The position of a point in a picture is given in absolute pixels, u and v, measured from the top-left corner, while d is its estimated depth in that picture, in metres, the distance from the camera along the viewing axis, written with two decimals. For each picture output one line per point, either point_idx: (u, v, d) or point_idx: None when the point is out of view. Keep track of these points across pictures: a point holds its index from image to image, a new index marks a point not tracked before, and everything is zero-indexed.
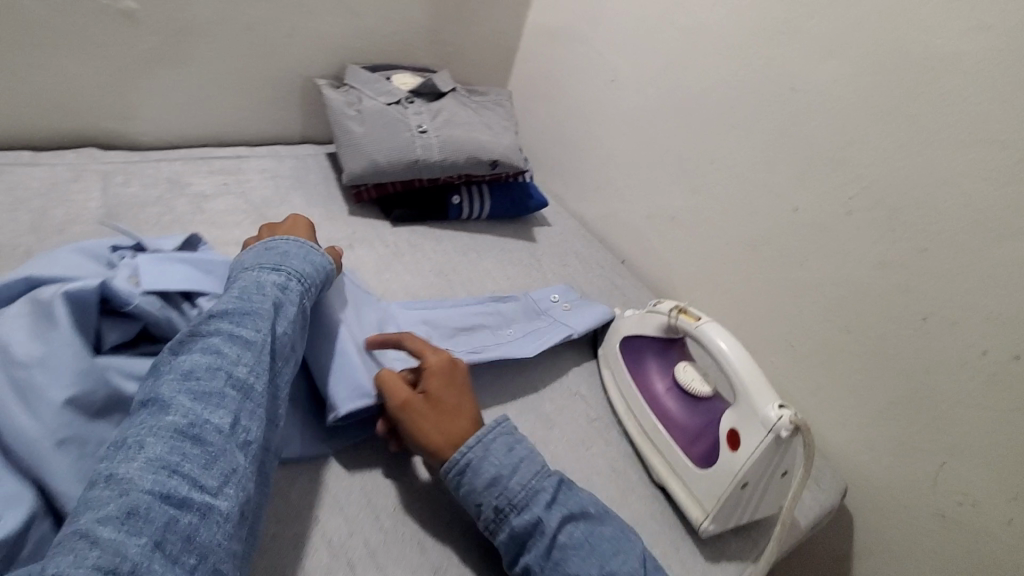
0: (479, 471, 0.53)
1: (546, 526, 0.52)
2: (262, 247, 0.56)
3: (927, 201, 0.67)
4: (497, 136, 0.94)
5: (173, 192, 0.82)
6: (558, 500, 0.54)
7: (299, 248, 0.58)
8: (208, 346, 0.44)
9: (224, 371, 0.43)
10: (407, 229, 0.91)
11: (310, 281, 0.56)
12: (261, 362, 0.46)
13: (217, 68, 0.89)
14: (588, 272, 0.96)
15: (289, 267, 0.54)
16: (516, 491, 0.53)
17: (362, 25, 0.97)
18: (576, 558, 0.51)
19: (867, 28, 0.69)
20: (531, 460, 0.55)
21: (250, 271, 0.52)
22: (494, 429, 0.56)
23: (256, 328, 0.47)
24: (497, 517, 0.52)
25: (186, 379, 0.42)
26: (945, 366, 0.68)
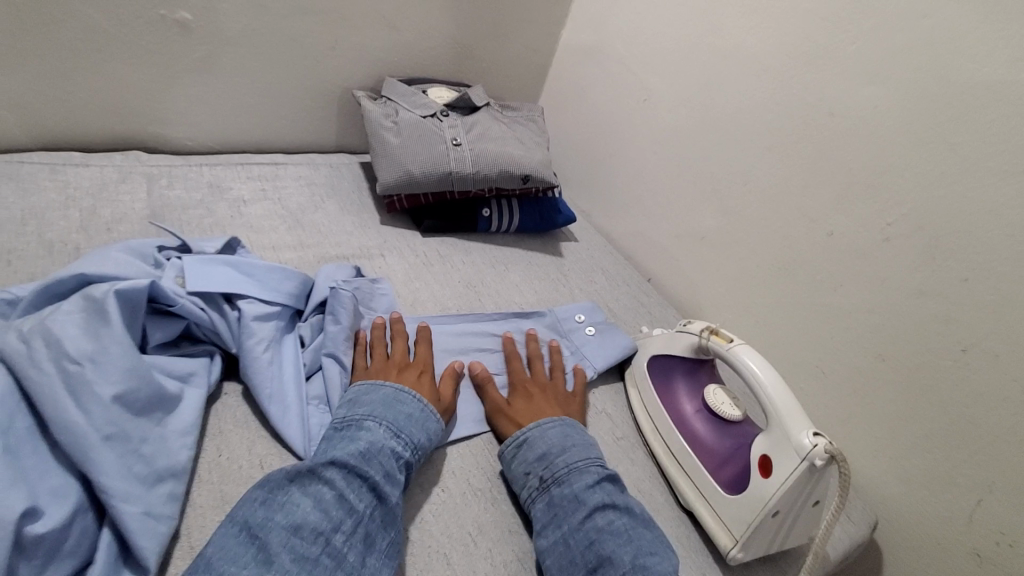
0: (534, 445, 0.60)
1: (585, 501, 0.55)
2: (393, 398, 0.58)
3: (970, 229, 0.65)
4: (529, 151, 0.95)
5: (213, 196, 0.85)
6: (601, 485, 0.58)
7: (422, 410, 0.59)
8: (320, 502, 0.47)
9: (326, 537, 0.45)
10: (436, 240, 0.92)
11: (428, 446, 0.57)
12: (359, 535, 0.47)
13: (262, 78, 0.92)
14: (614, 289, 0.96)
15: (415, 430, 0.56)
16: (561, 466, 0.58)
17: (401, 40, 0.99)
18: (611, 538, 0.52)
19: (908, 53, 0.68)
20: (583, 448, 0.61)
21: (373, 422, 0.55)
22: (557, 421, 0.64)
23: (363, 497, 0.49)
24: (540, 486, 0.57)
25: (294, 535, 0.44)
26: (987, 401, 0.65)
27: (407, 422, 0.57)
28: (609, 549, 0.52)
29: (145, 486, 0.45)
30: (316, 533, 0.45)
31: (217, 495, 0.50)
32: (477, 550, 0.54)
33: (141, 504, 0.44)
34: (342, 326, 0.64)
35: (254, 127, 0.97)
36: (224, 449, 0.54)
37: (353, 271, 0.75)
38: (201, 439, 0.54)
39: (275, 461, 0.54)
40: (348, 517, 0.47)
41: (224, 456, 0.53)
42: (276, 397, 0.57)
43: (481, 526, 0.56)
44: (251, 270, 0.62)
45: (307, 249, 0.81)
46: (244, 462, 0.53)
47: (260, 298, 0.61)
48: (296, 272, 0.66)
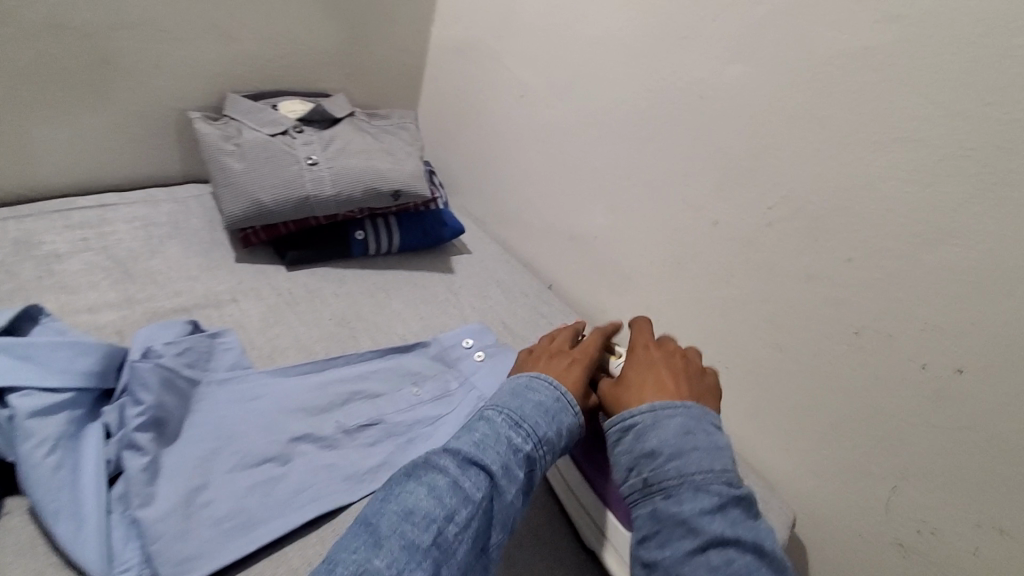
0: (643, 436, 0.48)
1: (699, 530, 0.42)
2: (524, 385, 0.53)
3: (848, 207, 0.61)
4: (400, 162, 0.86)
5: (16, 254, 0.71)
6: (727, 510, 0.44)
7: (558, 403, 0.51)
8: (434, 490, 0.42)
9: (439, 526, 0.40)
10: (303, 272, 0.82)
11: (558, 443, 0.50)
12: (476, 527, 0.42)
13: (70, 108, 0.78)
14: (511, 302, 0.89)
15: (551, 426, 0.50)
16: (672, 475, 0.45)
17: (242, 50, 0.88)
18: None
19: (769, 26, 0.64)
20: (710, 453, 0.46)
21: (495, 411, 0.49)
22: (679, 408, 0.49)
23: (479, 484, 0.44)
24: (643, 491, 0.46)
25: (405, 520, 0.40)
26: (886, 383, 0.62)
27: (558, 420, 0.51)
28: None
29: None
30: (427, 521, 0.40)
31: None
32: None
33: None
34: (147, 406, 0.52)
35: (72, 165, 0.83)
36: None
37: (187, 326, 0.63)
38: None
39: None
40: (461, 507, 0.42)
41: None
42: (66, 512, 0.46)
43: None
44: (29, 353, 0.50)
45: (136, 305, 0.68)
46: None
47: (42, 388, 0.49)
48: (98, 343, 0.55)
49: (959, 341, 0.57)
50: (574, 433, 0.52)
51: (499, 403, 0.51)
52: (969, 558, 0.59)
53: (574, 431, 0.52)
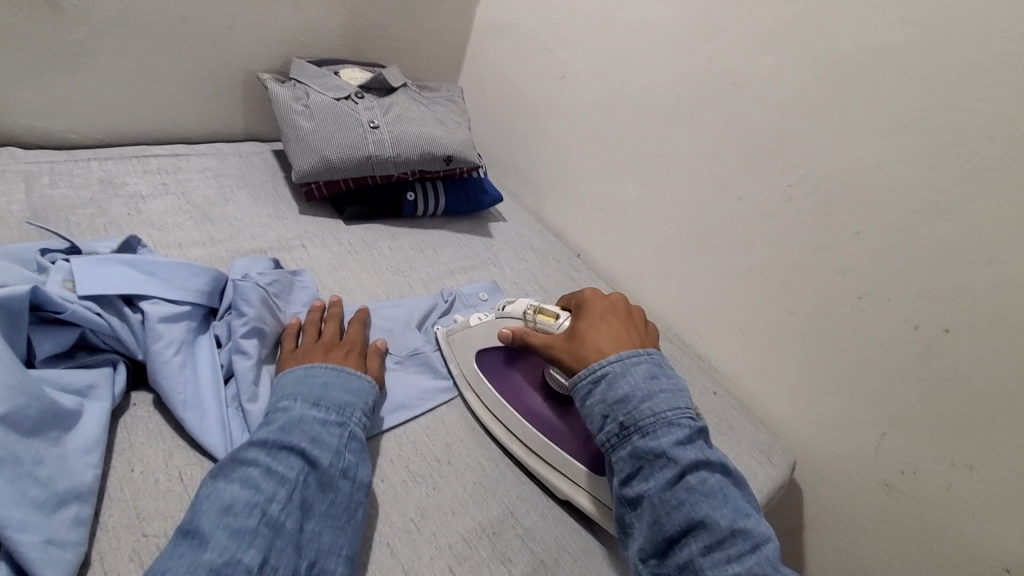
0: (615, 385, 0.55)
1: (675, 460, 0.50)
2: (305, 374, 0.57)
3: (860, 187, 0.70)
4: (451, 131, 0.94)
5: (106, 193, 0.78)
6: (693, 442, 0.52)
7: (339, 376, 0.58)
8: (249, 480, 0.46)
9: (262, 509, 0.44)
10: (360, 227, 0.89)
11: (359, 406, 0.57)
12: (293, 499, 0.46)
13: (151, 62, 0.84)
14: (544, 265, 0.97)
15: (341, 399, 0.56)
16: (646, 414, 0.53)
17: (307, 18, 0.94)
18: (705, 502, 0.48)
19: (801, 25, 0.72)
20: (672, 395, 0.54)
21: (291, 400, 0.54)
22: (643, 355, 0.57)
23: (291, 463, 0.48)
24: (621, 433, 0.53)
25: (225, 514, 0.43)
26: (883, 341, 0.72)
27: (358, 396, 0.58)
28: (702, 514, 0.48)
29: (45, 512, 0.42)
30: (249, 506, 0.44)
31: (131, 512, 0.47)
32: (422, 536, 0.54)
33: (42, 531, 0.40)
34: (250, 318, 0.60)
35: (148, 115, 0.89)
36: (136, 462, 0.50)
37: (271, 264, 0.72)
38: (109, 455, 0.50)
39: (195, 470, 0.51)
40: (280, 486, 0.46)
41: (137, 471, 0.50)
42: (191, 402, 0.54)
43: (423, 511, 0.56)
44: (155, 269, 0.58)
45: (218, 244, 0.76)
46: (160, 476, 0.50)
47: (166, 299, 0.57)
48: (206, 268, 0.62)
49: (948, 305, 0.66)
50: (370, 397, 0.59)
51: (292, 393, 0.55)
52: (943, 492, 0.69)
53: (368, 396, 0.59)
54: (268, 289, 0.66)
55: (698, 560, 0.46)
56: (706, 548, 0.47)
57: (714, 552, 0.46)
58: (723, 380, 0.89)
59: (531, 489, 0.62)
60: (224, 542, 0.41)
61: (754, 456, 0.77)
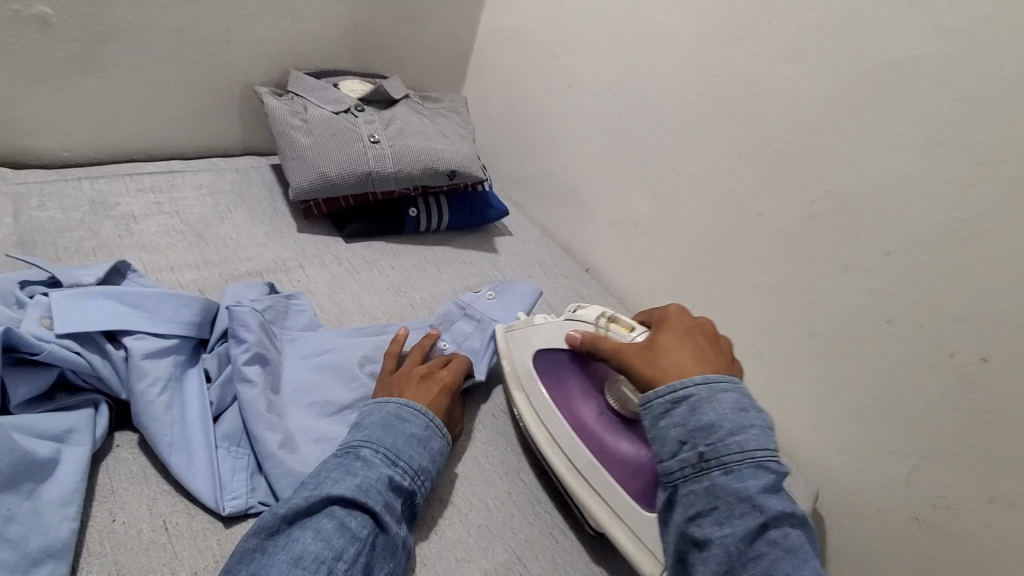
0: (700, 411, 0.50)
1: (761, 508, 0.46)
2: (395, 416, 0.55)
3: (889, 204, 0.66)
4: (454, 144, 0.90)
5: (97, 214, 0.75)
6: (778, 490, 0.47)
7: (426, 429, 0.56)
8: (321, 533, 0.44)
9: (329, 568, 0.42)
10: (361, 245, 0.86)
11: (430, 471, 0.54)
12: (359, 563, 0.44)
13: (144, 76, 0.82)
14: (552, 282, 0.94)
15: (418, 462, 0.53)
16: (732, 450, 0.48)
17: (306, 29, 0.91)
18: (788, 561, 0.45)
19: (825, 32, 0.68)
20: (762, 432, 0.49)
21: (370, 450, 0.51)
22: (731, 383, 0.52)
23: (365, 522, 0.46)
24: (699, 465, 0.49)
25: (294, 568, 0.41)
26: (914, 368, 0.67)
27: (430, 454, 0.55)
28: (783, 575, 0.44)
29: None
30: (318, 563, 0.42)
31: (111, 569, 0.44)
32: None
33: None
34: (249, 344, 0.57)
35: (144, 131, 0.86)
36: (118, 512, 0.47)
37: (265, 288, 0.69)
38: (87, 506, 0.46)
39: (180, 518, 0.48)
40: (348, 547, 0.44)
41: (118, 521, 0.46)
42: (179, 445, 0.50)
43: (424, 558, 0.52)
44: (140, 301, 0.54)
45: (213, 267, 0.73)
46: (142, 526, 0.47)
47: (151, 333, 0.54)
48: (196, 296, 0.59)
49: (986, 332, 0.62)
50: (443, 451, 0.56)
51: (377, 439, 0.52)
52: (978, 531, 0.64)
53: (440, 450, 0.56)
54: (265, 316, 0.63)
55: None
56: None
57: None
58: None
59: (539, 530, 0.59)
60: None
61: None
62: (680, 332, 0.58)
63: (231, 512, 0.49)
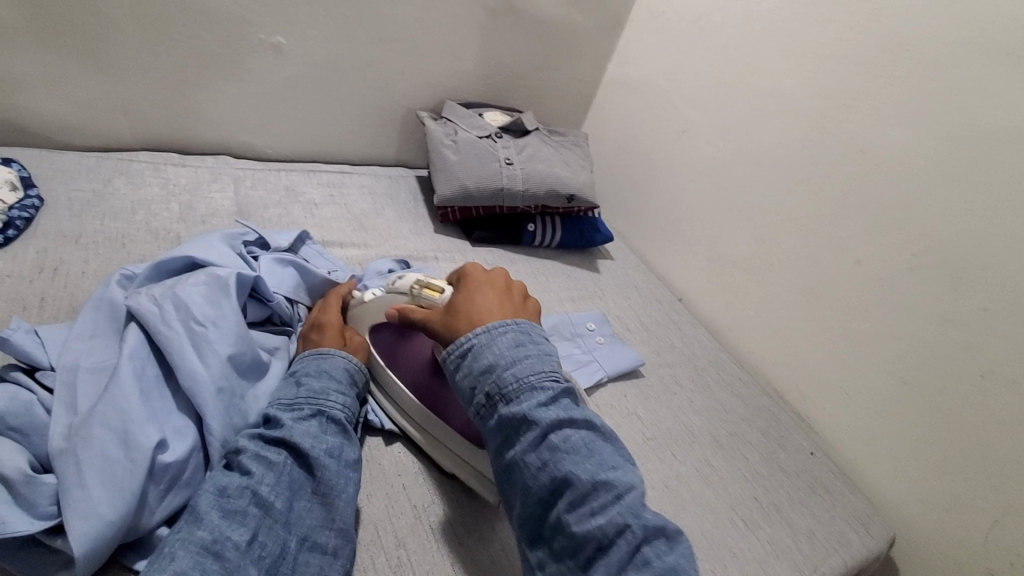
0: (479, 355, 0.55)
1: (536, 421, 0.50)
2: (291, 371, 0.60)
3: (991, 263, 0.70)
4: (575, 172, 1.03)
5: (290, 198, 0.95)
6: (557, 402, 0.52)
7: (316, 360, 0.61)
8: (240, 467, 0.48)
9: (251, 490, 0.47)
10: (484, 249, 1.00)
11: (345, 391, 0.59)
12: (282, 480, 0.49)
13: (337, 97, 1.02)
14: (647, 305, 1.03)
15: (320, 385, 0.57)
16: (509, 381, 0.52)
17: (463, 68, 1.10)
18: (568, 459, 0.48)
19: (937, 101, 0.74)
20: (537, 360, 0.54)
21: (274, 398, 0.56)
22: (510, 324, 0.57)
23: (279, 450, 0.51)
24: (487, 402, 0.53)
25: (219, 496, 0.46)
26: (1003, 423, 0.68)
27: (335, 377, 0.59)
28: (564, 471, 0.48)
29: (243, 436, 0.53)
30: (239, 488, 0.46)
31: None
32: None
33: None
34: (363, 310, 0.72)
35: (327, 139, 1.07)
36: None
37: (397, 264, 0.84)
38: None
39: None
40: (266, 470, 0.48)
41: None
42: None
43: None
44: (311, 275, 0.73)
45: (371, 250, 0.89)
46: None
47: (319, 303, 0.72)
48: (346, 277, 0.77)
49: None
50: (353, 380, 0.61)
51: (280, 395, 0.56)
52: None
53: (350, 380, 0.61)
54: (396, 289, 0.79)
55: (564, 518, 0.47)
56: (572, 505, 0.47)
57: (579, 508, 0.47)
58: (822, 442, 0.88)
59: None
60: (215, 523, 0.44)
61: (849, 522, 0.75)
62: (476, 286, 0.62)
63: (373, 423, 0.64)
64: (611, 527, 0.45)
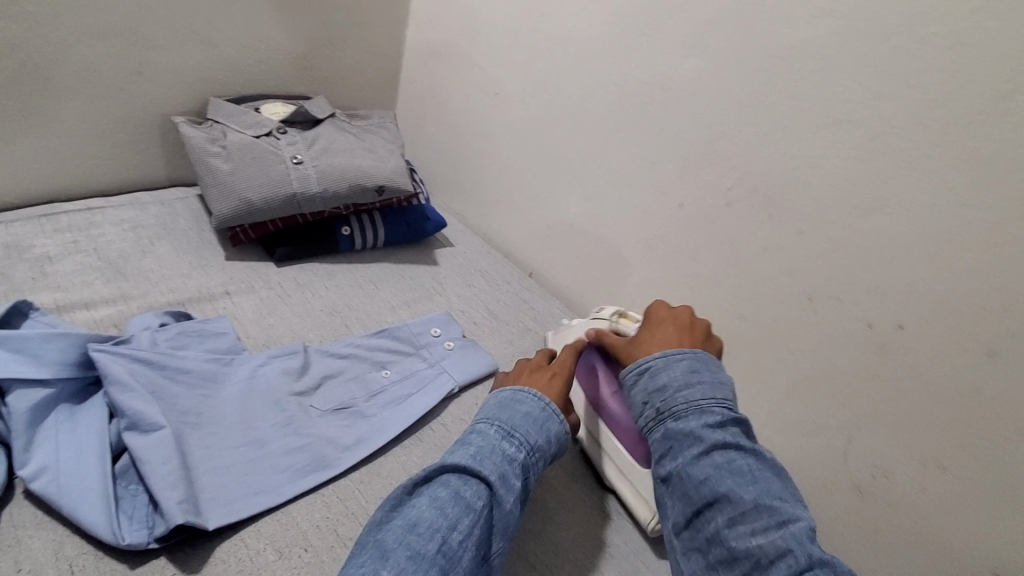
0: (656, 376, 0.58)
1: (702, 438, 0.52)
2: (512, 398, 0.58)
3: (797, 184, 0.68)
4: (382, 159, 0.90)
5: (9, 257, 0.72)
6: (725, 426, 0.54)
7: (543, 410, 0.57)
8: (438, 501, 0.46)
9: (443, 535, 0.43)
10: (294, 267, 0.85)
11: (547, 448, 0.56)
12: (479, 526, 0.46)
13: (53, 114, 0.79)
14: (494, 289, 0.94)
15: (534, 425, 0.55)
16: (680, 401, 0.55)
17: (223, 56, 0.90)
18: (731, 479, 0.50)
19: (721, 25, 0.70)
20: (713, 386, 0.56)
21: (489, 426, 0.54)
22: (687, 353, 0.59)
23: (481, 486, 0.48)
24: (656, 417, 0.56)
25: (409, 532, 0.43)
26: (838, 341, 0.68)
27: (554, 417, 0.58)
28: (727, 487, 0.50)
29: None
30: (432, 530, 0.43)
31: None
32: None
33: None
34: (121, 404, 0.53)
35: (58, 171, 0.84)
36: (23, 561, 0.45)
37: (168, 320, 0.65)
38: None
39: (89, 559, 0.46)
40: (467, 513, 0.46)
41: (21, 571, 0.44)
42: (71, 489, 0.48)
43: None
44: (19, 343, 0.52)
45: (133, 302, 0.71)
46: (49, 571, 0.45)
47: (36, 382, 0.52)
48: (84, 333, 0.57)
49: (902, 299, 0.63)
50: (561, 443, 0.58)
51: (506, 424, 0.54)
52: (915, 496, 0.65)
53: (560, 441, 0.58)
54: (164, 347, 0.61)
55: (724, 533, 0.48)
56: (732, 521, 0.48)
57: (739, 525, 0.48)
58: None
59: None
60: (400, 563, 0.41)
61: None
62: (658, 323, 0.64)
63: (131, 542, 0.46)
64: (771, 547, 0.46)
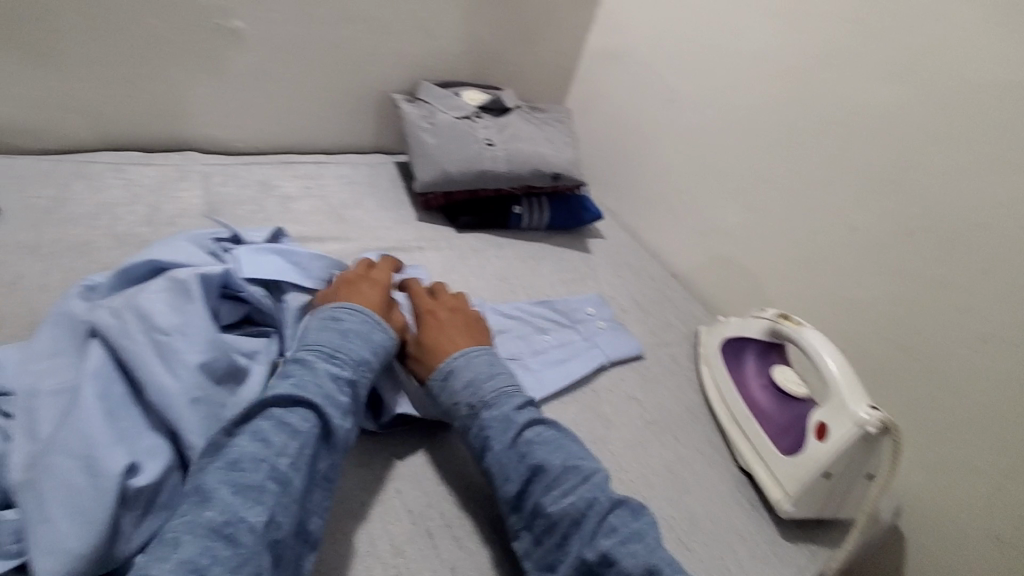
0: (458, 373, 0.58)
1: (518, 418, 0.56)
2: (331, 317, 0.57)
3: (989, 224, 0.68)
4: (559, 150, 1.00)
5: (264, 192, 0.91)
6: (527, 407, 0.58)
7: (366, 324, 0.58)
8: (258, 434, 0.46)
9: (270, 463, 0.45)
10: (471, 235, 0.97)
11: (373, 363, 0.56)
12: (301, 457, 0.47)
13: (306, 82, 0.97)
14: (640, 283, 1.00)
15: (343, 346, 0.55)
16: (489, 391, 0.58)
17: (437, 46, 1.04)
18: (541, 450, 0.54)
19: (931, 58, 0.71)
20: (508, 376, 0.60)
21: (310, 352, 0.53)
22: (485, 349, 0.62)
23: (306, 418, 0.48)
24: (471, 412, 0.57)
25: (232, 470, 0.43)
26: (1009, 388, 0.67)
27: (371, 341, 0.57)
28: (539, 460, 0.53)
29: None
30: (256, 461, 0.44)
31: None
32: None
33: None
34: None
35: (298, 129, 1.02)
36: None
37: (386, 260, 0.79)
38: None
39: None
40: (283, 441, 0.46)
41: None
42: None
43: None
44: (296, 258, 0.67)
45: (351, 242, 0.86)
46: None
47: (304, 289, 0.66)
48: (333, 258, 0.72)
49: None
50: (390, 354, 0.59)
51: (313, 348, 0.54)
52: None
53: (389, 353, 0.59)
54: None
55: (543, 502, 0.52)
56: (547, 488, 0.52)
57: (553, 491, 0.52)
58: None
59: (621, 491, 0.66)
60: (226, 501, 0.42)
61: None
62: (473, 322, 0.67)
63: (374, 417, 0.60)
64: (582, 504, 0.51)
